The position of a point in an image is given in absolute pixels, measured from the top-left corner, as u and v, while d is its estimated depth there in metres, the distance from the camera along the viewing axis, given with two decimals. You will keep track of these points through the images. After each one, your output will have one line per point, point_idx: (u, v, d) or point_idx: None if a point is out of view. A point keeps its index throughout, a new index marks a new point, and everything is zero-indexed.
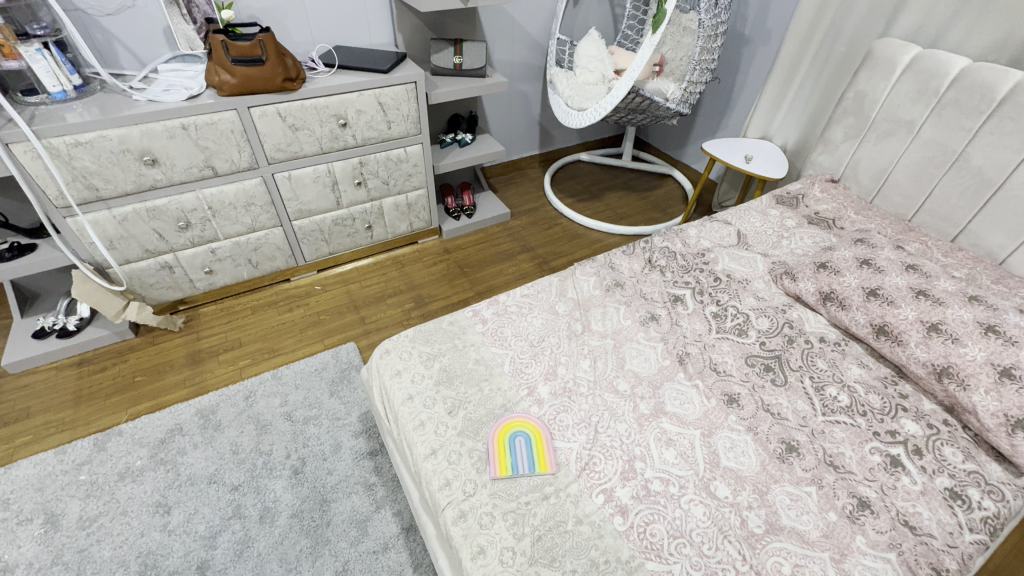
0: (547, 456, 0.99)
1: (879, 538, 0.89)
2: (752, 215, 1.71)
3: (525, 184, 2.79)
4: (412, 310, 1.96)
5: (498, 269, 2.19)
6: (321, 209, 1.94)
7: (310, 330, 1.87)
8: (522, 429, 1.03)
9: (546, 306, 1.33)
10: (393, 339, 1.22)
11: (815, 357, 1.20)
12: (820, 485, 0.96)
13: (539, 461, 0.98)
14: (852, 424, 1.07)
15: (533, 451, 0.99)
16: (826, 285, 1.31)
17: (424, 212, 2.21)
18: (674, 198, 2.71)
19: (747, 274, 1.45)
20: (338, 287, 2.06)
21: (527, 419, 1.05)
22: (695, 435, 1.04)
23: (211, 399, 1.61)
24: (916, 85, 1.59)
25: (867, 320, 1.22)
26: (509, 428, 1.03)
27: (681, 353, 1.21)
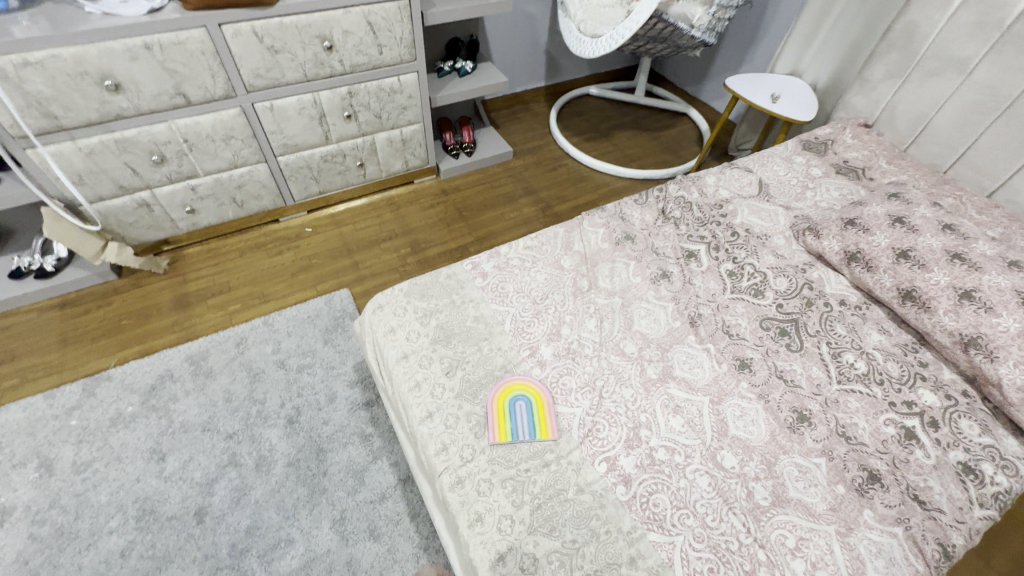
0: (549, 421, 0.94)
1: (887, 512, 0.87)
2: (775, 162, 1.58)
3: (529, 120, 2.59)
4: (408, 256, 1.87)
5: (499, 213, 2.07)
6: (308, 144, 1.79)
7: (301, 275, 1.78)
8: (523, 393, 0.98)
9: (550, 260, 1.24)
10: (387, 292, 1.14)
11: (834, 322, 1.14)
12: (830, 457, 0.93)
13: (540, 426, 0.93)
14: (867, 394, 1.02)
15: (533, 415, 0.94)
16: (853, 244, 1.22)
17: (420, 149, 2.05)
18: (689, 139, 2.53)
19: (766, 228, 1.35)
20: (329, 229, 1.95)
21: (529, 382, 0.99)
22: (703, 402, 0.99)
23: (201, 345, 1.56)
24: (977, 16, 1.38)
25: (893, 284, 1.14)
26: (509, 392, 0.98)
27: (693, 315, 1.14)
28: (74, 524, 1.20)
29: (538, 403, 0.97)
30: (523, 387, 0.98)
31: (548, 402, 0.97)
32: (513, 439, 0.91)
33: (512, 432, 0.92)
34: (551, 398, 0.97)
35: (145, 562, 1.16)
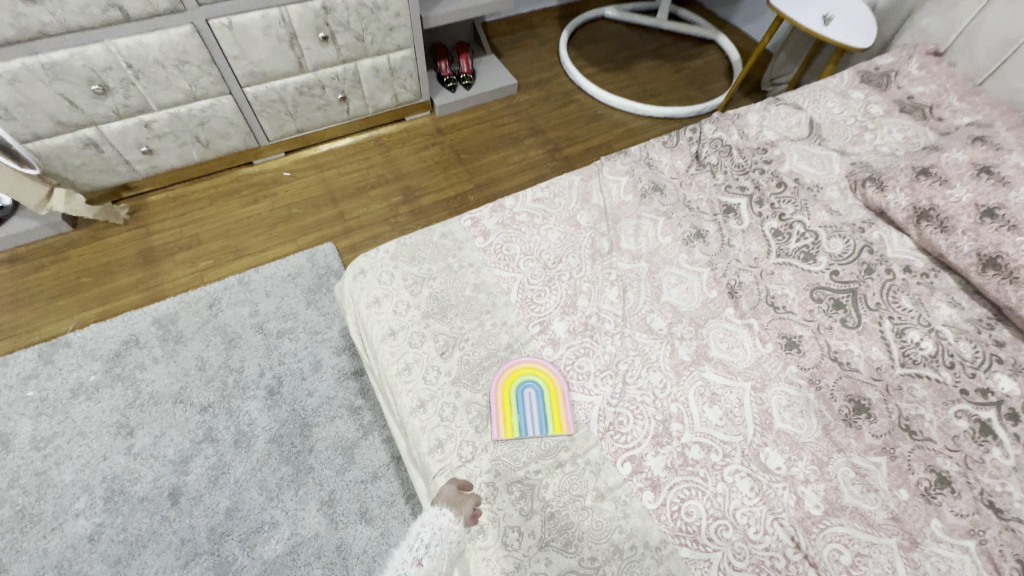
0: (563, 412, 0.80)
1: (958, 522, 0.74)
2: (828, 98, 1.35)
3: (535, 48, 2.28)
4: (400, 205, 1.66)
5: (501, 157, 1.84)
6: (279, 73, 1.53)
7: (280, 227, 1.59)
8: (532, 378, 0.83)
9: (565, 215, 1.05)
10: (370, 255, 0.96)
11: (898, 293, 0.96)
12: (893, 457, 0.79)
13: (552, 420, 0.80)
14: (936, 379, 0.87)
15: (545, 406, 0.80)
16: (925, 199, 1.02)
17: (411, 80, 1.78)
18: (716, 72, 2.24)
19: (819, 178, 1.14)
20: (310, 174, 1.73)
21: (539, 365, 0.84)
22: (743, 389, 0.85)
23: (169, 306, 1.40)
24: None
25: (972, 249, 0.95)
26: (515, 376, 0.83)
27: (732, 284, 0.97)
28: (36, 505, 1.10)
29: (550, 390, 0.82)
30: (533, 371, 0.84)
31: (562, 390, 0.82)
32: (520, 435, 0.78)
33: (520, 426, 0.78)
34: (566, 385, 0.83)
35: (117, 547, 1.06)
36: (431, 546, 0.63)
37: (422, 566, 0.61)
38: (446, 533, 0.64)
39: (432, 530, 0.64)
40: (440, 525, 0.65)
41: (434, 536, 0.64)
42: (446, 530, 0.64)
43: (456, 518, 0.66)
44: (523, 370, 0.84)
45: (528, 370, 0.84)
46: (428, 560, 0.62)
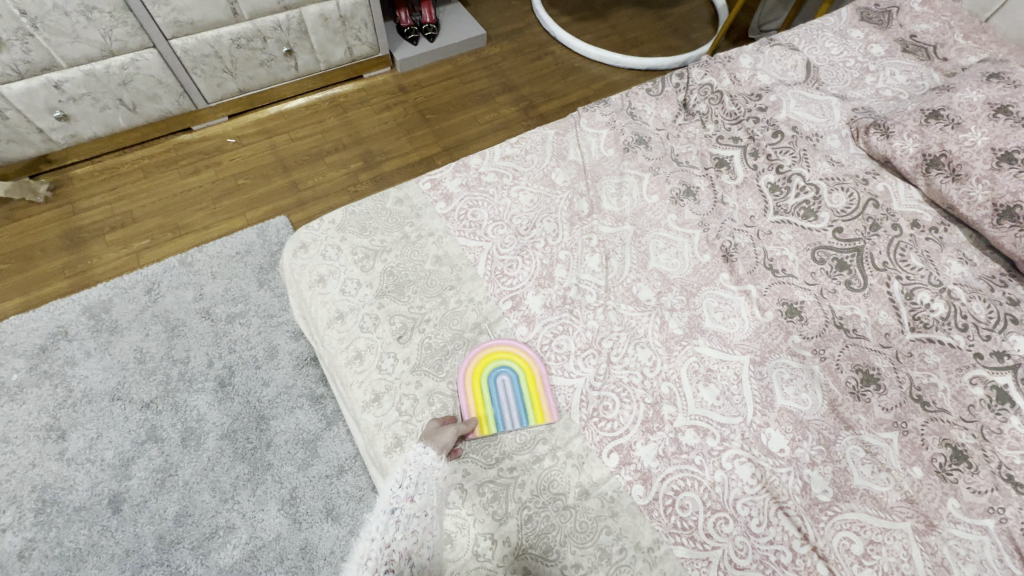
0: (544, 400, 0.70)
1: (976, 500, 0.67)
2: (826, 37, 1.22)
3: None
4: (360, 172, 1.51)
5: (470, 116, 1.68)
6: (209, 22, 1.33)
7: (225, 200, 1.43)
8: (505, 362, 0.73)
9: (539, 174, 0.93)
10: (312, 226, 0.83)
11: (907, 250, 0.87)
12: (905, 432, 0.71)
13: (534, 409, 0.70)
14: (949, 344, 0.79)
15: (522, 394, 0.71)
16: (936, 144, 0.92)
17: (365, 31, 1.60)
18: (701, 19, 2.08)
19: (818, 126, 1.03)
20: (258, 140, 1.55)
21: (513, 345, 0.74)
22: (741, 363, 0.76)
23: (101, 293, 1.24)
24: None
25: (987, 199, 0.86)
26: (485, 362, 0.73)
27: (727, 246, 0.87)
28: None
29: (529, 374, 0.72)
30: (506, 353, 0.73)
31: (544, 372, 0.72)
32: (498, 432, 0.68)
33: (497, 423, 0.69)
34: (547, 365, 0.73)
35: (51, 564, 0.95)
36: (421, 479, 0.58)
37: (415, 501, 0.56)
38: (433, 470, 0.60)
39: (419, 466, 0.59)
40: (426, 463, 0.60)
41: (423, 471, 0.59)
42: (432, 467, 0.60)
43: (438, 458, 0.61)
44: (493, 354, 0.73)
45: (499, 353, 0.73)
46: (419, 496, 0.57)
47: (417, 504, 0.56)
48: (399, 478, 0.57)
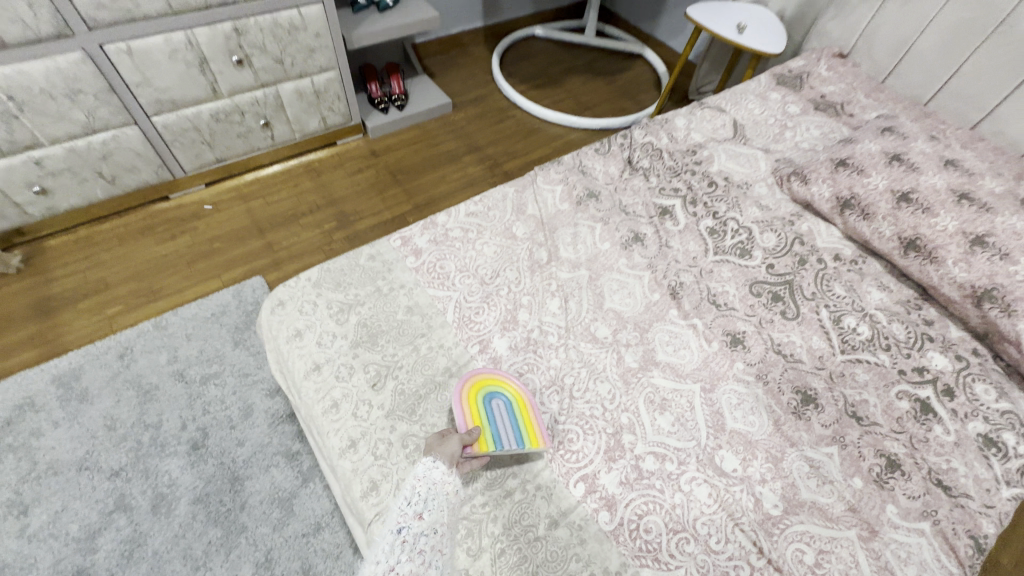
0: (542, 420, 0.75)
1: (911, 505, 0.73)
2: (749, 99, 1.39)
3: (468, 67, 2.28)
4: (334, 232, 1.58)
5: (439, 175, 1.80)
6: (190, 100, 1.43)
7: (202, 264, 1.47)
8: (498, 385, 0.78)
9: (501, 228, 1.01)
10: (289, 284, 0.88)
11: (832, 281, 0.98)
12: (843, 445, 0.78)
13: (533, 430, 0.73)
14: (875, 363, 0.88)
15: (518, 414, 0.75)
16: (846, 189, 1.05)
17: (339, 103, 1.72)
18: (646, 83, 2.32)
19: (747, 175, 1.16)
20: (234, 206, 1.62)
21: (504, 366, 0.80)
22: (693, 391, 0.82)
23: (72, 361, 1.24)
24: None
25: (893, 233, 0.99)
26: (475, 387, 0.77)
27: (673, 285, 0.96)
28: None
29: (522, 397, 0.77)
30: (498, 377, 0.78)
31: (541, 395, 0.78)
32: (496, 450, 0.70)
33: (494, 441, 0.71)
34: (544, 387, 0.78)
35: None
36: (433, 495, 0.64)
37: (423, 518, 0.63)
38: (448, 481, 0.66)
39: (432, 481, 0.65)
40: (438, 475, 0.66)
41: (435, 486, 0.65)
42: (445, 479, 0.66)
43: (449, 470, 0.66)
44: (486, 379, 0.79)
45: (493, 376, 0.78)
46: (428, 513, 0.63)
47: (425, 522, 0.63)
48: (410, 495, 0.65)
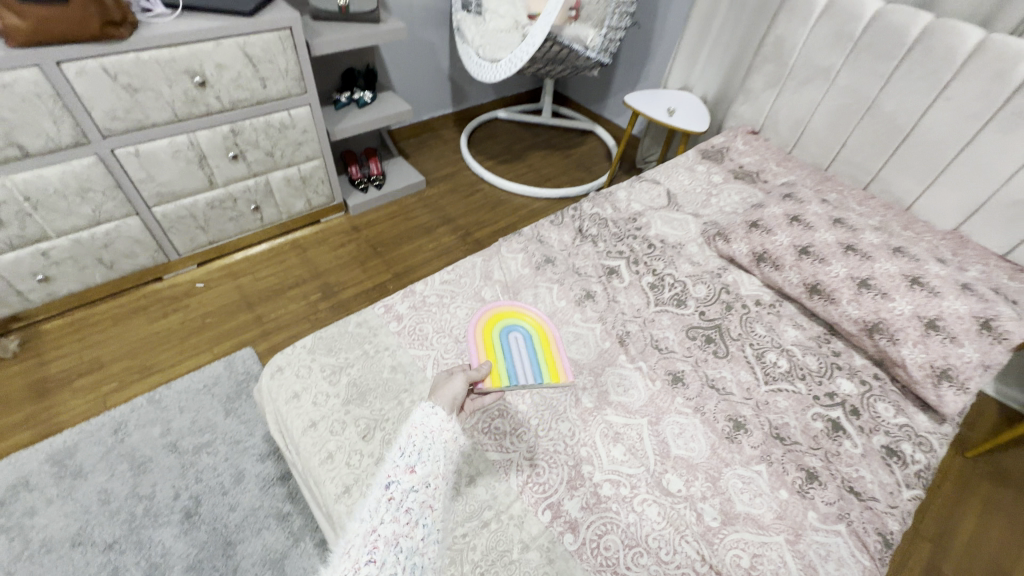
0: (553, 355, 1.02)
1: (828, 510, 0.86)
2: (679, 172, 1.64)
3: (439, 147, 2.53)
4: (319, 302, 1.71)
5: (415, 246, 1.97)
6: (188, 191, 1.59)
7: (194, 338, 1.56)
8: (516, 324, 1.07)
9: (472, 292, 1.17)
10: (286, 352, 1.00)
11: (753, 323, 1.16)
12: (769, 462, 0.92)
13: (544, 359, 1.00)
14: (793, 391, 1.04)
15: (533, 348, 1.02)
16: (759, 245, 1.26)
17: (323, 186, 1.91)
18: (598, 155, 2.61)
19: (680, 237, 1.37)
20: (225, 282, 1.74)
21: (522, 311, 1.10)
22: (642, 425, 0.96)
23: (66, 439, 1.30)
24: (833, 28, 1.53)
25: (799, 279, 1.18)
26: (497, 322, 1.06)
27: (621, 333, 1.12)
28: None
29: (537, 335, 1.05)
30: (517, 317, 1.08)
31: (552, 334, 1.06)
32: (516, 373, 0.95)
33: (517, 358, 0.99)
34: (554, 329, 1.07)
35: None
36: (422, 450, 0.72)
37: (414, 472, 0.69)
38: (436, 435, 0.74)
39: (422, 435, 0.74)
40: (428, 427, 0.75)
41: (425, 440, 0.73)
42: (435, 431, 0.75)
43: (448, 417, 0.78)
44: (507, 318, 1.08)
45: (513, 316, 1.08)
46: (420, 467, 0.70)
47: (416, 474, 0.69)
48: (401, 452, 0.72)
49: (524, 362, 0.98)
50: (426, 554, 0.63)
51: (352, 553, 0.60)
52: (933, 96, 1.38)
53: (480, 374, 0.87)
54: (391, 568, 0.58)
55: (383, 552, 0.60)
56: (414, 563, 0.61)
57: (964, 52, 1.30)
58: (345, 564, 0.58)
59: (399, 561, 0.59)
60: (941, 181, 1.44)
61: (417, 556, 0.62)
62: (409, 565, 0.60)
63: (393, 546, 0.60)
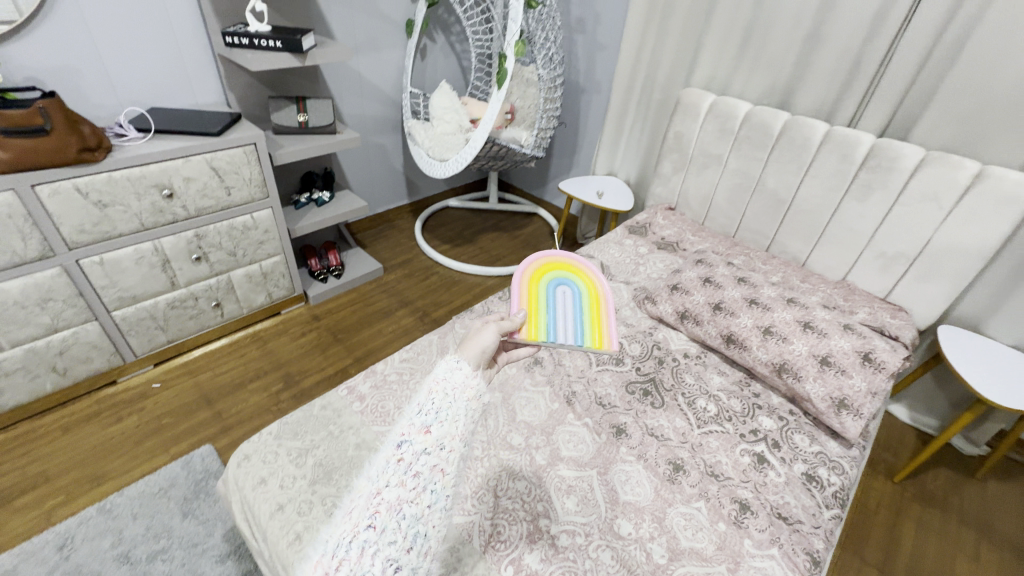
0: (603, 326, 1.10)
1: (762, 536, 0.96)
2: (610, 247, 1.86)
3: (395, 236, 2.71)
4: (281, 392, 1.74)
5: (375, 330, 2.06)
6: (149, 293, 1.65)
7: (150, 440, 1.54)
8: (570, 280, 1.19)
9: (430, 368, 1.27)
10: (253, 439, 1.05)
11: (683, 373, 1.31)
12: (707, 498, 1.02)
13: (587, 324, 1.09)
14: (722, 431, 1.17)
15: (579, 312, 1.11)
16: (680, 305, 1.45)
17: (283, 279, 2.01)
18: (543, 234, 2.86)
19: (614, 303, 1.55)
20: (183, 380, 1.75)
21: (578, 270, 1.23)
22: (592, 475, 1.05)
23: (4, 563, 1.22)
24: (718, 125, 1.87)
25: (716, 331, 1.36)
26: (550, 271, 1.19)
27: (568, 394, 1.23)
28: None
29: (588, 295, 1.17)
30: (573, 275, 1.20)
31: (604, 298, 1.17)
32: (556, 318, 1.06)
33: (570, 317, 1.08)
34: (606, 292, 1.18)
35: None
36: (440, 410, 0.72)
37: (428, 434, 0.70)
38: (456, 393, 0.75)
39: (442, 393, 0.74)
40: (450, 383, 0.75)
41: (445, 398, 0.74)
42: (456, 389, 0.75)
43: (473, 372, 0.78)
44: (562, 270, 1.21)
45: (568, 271, 1.20)
46: (435, 428, 0.71)
47: (429, 437, 0.70)
48: (419, 410, 0.72)
49: (567, 312, 1.09)
50: (431, 523, 0.65)
51: (356, 513, 0.64)
52: (802, 173, 1.70)
53: (511, 323, 0.86)
54: (391, 535, 0.62)
55: (385, 517, 0.63)
56: (416, 531, 0.64)
57: (816, 141, 1.64)
58: (348, 525, 0.63)
59: (400, 529, 0.62)
60: (823, 240, 1.71)
61: (420, 524, 0.64)
62: (411, 532, 0.63)
63: (396, 513, 0.63)
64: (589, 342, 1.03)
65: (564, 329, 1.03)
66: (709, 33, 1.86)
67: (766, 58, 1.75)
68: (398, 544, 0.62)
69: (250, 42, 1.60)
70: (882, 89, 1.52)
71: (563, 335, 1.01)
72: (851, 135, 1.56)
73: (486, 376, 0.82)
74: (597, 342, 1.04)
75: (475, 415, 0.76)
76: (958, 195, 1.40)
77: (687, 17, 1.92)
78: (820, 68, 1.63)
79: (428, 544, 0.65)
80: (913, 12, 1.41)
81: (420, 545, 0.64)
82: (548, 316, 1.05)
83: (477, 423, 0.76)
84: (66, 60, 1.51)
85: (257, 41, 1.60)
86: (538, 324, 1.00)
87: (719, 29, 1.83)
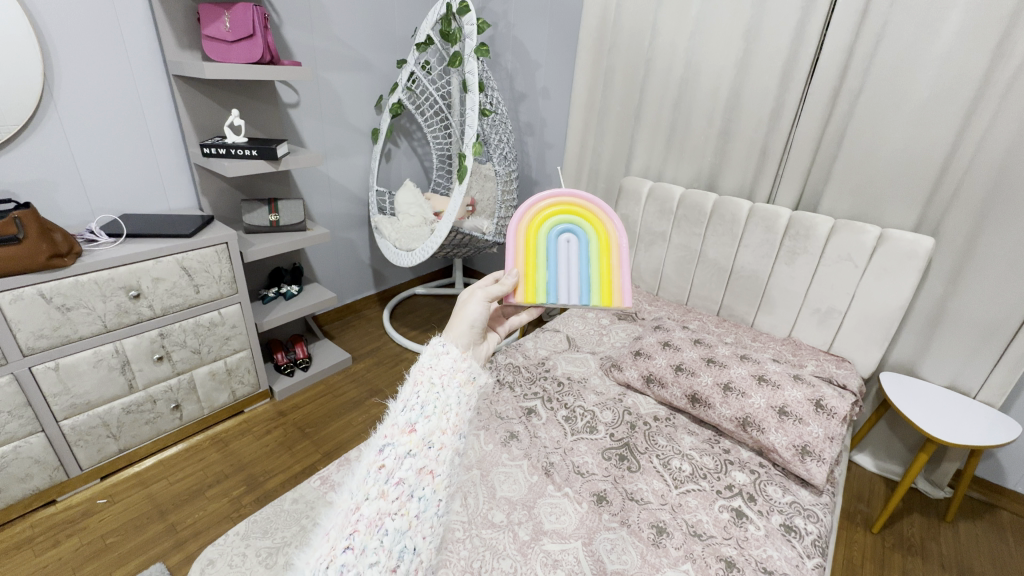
0: (616, 278, 1.14)
1: None
2: (574, 320, 1.95)
3: (363, 326, 2.73)
4: (243, 496, 1.63)
5: (345, 421, 2.00)
6: (106, 398, 1.58)
7: (89, 564, 1.39)
8: (576, 223, 1.16)
9: None
10: (217, 543, 0.98)
11: (655, 436, 1.34)
12: (693, 560, 1.02)
13: (596, 277, 1.14)
14: (699, 489, 1.19)
15: (589, 266, 1.14)
16: (645, 369, 1.52)
17: (248, 374, 1.96)
18: None
19: (583, 372, 1.60)
20: (132, 493, 1.62)
21: (591, 210, 1.17)
22: (577, 547, 1.03)
23: None
24: (658, 207, 2.09)
25: (681, 392, 1.44)
26: (554, 217, 1.16)
27: (546, 466, 1.24)
28: None
29: (596, 240, 1.16)
30: (582, 217, 1.16)
31: (615, 239, 1.16)
32: (557, 276, 1.11)
33: (574, 272, 1.12)
34: (618, 234, 1.15)
35: None
36: (425, 404, 0.67)
37: (413, 433, 0.64)
38: (444, 380, 0.71)
39: (428, 384, 0.70)
40: (436, 370, 0.72)
41: (431, 390, 0.69)
42: (444, 376, 0.72)
43: (461, 356, 0.75)
44: (568, 211, 1.16)
45: (574, 212, 1.16)
46: (420, 425, 0.65)
47: (413, 435, 0.64)
48: (404, 406, 0.67)
49: (571, 269, 1.13)
50: (419, 535, 0.60)
51: (333, 535, 0.59)
52: (737, 244, 1.90)
53: (495, 296, 0.85)
54: (372, 556, 0.56)
55: (364, 536, 0.57)
56: (403, 546, 0.59)
57: (742, 215, 1.86)
58: (325, 548, 0.57)
59: (382, 545, 0.57)
60: (764, 302, 1.87)
61: (406, 538, 0.59)
62: (396, 548, 0.58)
63: (376, 530, 0.58)
64: (594, 300, 1.13)
65: (565, 289, 1.11)
66: (639, 131, 2.16)
67: (690, 149, 2.03)
68: (381, 565, 0.56)
69: (227, 152, 1.73)
70: (788, 171, 1.79)
71: (563, 294, 1.10)
72: (772, 209, 1.79)
73: (474, 352, 0.80)
74: (603, 299, 1.13)
75: (468, 402, 0.72)
76: (868, 254, 1.61)
77: (619, 118, 2.23)
78: (736, 155, 1.90)
79: (418, 560, 0.59)
80: (800, 108, 1.71)
81: (407, 562, 0.58)
82: (548, 275, 1.11)
83: (470, 410, 0.72)
84: (43, 173, 1.58)
85: (233, 150, 1.72)
86: (535, 287, 1.08)
87: (648, 128, 2.13)
